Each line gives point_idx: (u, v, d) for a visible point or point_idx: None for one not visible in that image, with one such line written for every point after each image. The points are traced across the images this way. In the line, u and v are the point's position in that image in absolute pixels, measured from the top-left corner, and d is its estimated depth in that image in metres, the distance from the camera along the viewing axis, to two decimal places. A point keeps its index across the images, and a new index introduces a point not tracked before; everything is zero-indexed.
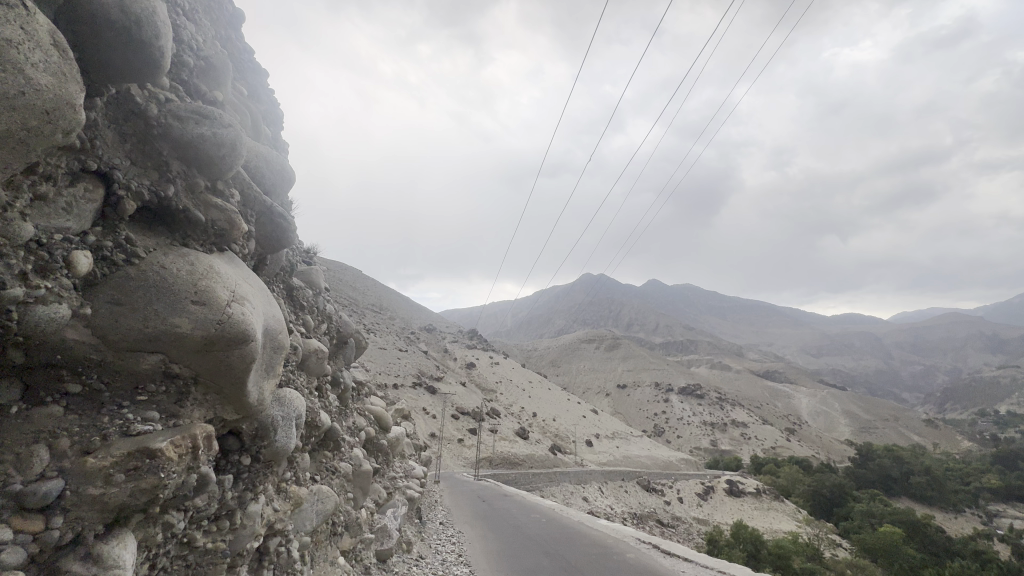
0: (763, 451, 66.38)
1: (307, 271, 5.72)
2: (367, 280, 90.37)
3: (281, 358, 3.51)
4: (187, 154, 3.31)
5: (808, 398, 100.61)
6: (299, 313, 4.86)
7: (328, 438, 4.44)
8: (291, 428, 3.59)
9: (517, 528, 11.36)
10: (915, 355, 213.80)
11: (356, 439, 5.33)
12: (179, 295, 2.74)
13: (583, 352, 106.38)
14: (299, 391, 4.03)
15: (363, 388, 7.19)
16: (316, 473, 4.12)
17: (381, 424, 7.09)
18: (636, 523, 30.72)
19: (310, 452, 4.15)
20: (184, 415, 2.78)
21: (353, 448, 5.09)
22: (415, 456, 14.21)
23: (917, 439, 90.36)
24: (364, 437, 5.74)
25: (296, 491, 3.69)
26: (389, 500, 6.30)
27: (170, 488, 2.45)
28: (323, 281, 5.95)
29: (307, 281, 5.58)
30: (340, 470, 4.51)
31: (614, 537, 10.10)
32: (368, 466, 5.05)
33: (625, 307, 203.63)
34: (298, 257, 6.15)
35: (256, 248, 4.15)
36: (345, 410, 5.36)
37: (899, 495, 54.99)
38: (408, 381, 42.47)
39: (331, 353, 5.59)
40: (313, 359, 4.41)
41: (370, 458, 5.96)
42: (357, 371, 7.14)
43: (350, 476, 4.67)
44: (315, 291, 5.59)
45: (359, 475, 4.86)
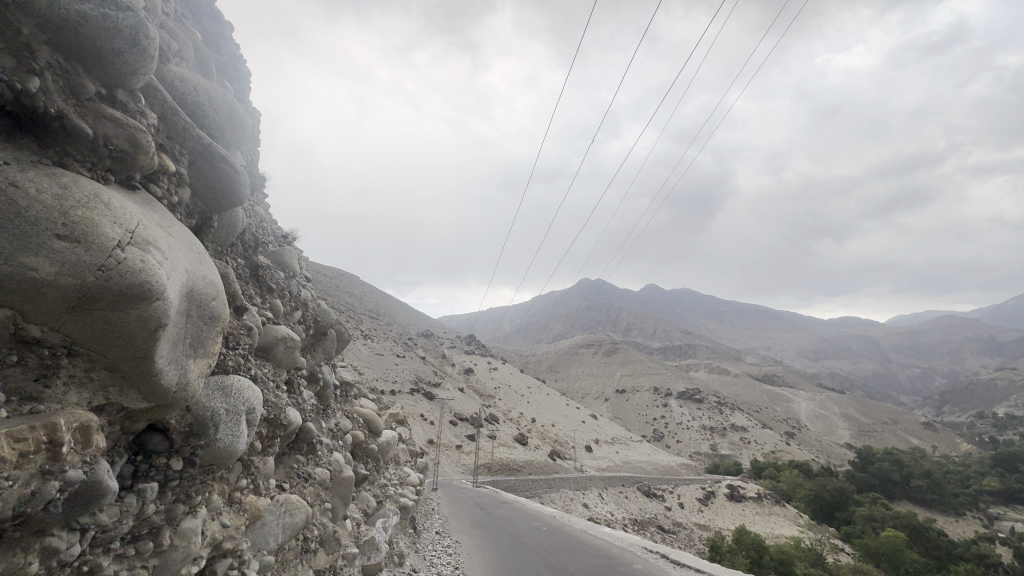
0: (763, 455, 65.78)
1: (276, 251, 5.47)
2: (363, 286, 89.66)
3: (213, 331, 3.09)
4: (60, 38, 2.75)
5: (807, 401, 100.26)
6: (265, 296, 4.58)
7: (301, 440, 4.04)
8: (239, 424, 3.14)
9: (517, 537, 10.86)
10: (913, 358, 213.93)
11: (339, 442, 4.92)
12: (39, 227, 2.26)
13: (581, 356, 105.78)
14: (257, 381, 3.61)
15: (353, 389, 6.83)
16: (284, 481, 3.69)
17: (372, 427, 6.67)
18: (637, 529, 30.13)
19: (276, 457, 3.73)
20: (49, 397, 2.28)
21: (335, 452, 4.67)
22: (411, 463, 13.69)
23: (916, 442, 89.91)
24: (351, 441, 5.34)
25: (254, 502, 3.26)
26: (379, 509, 5.85)
27: (22, 498, 1.92)
28: (296, 265, 5.67)
29: (277, 261, 5.30)
30: (314, 477, 4.08)
31: (619, 546, 9.61)
32: (351, 471, 4.60)
33: (624, 311, 203.21)
34: (270, 238, 5.83)
35: (187, 195, 3.75)
36: (327, 410, 4.99)
37: (900, 498, 54.40)
38: (405, 387, 41.84)
39: (308, 345, 5.27)
40: (281, 347, 4.07)
41: (357, 464, 5.54)
42: (346, 371, 6.79)
43: (328, 483, 4.23)
44: (289, 278, 5.32)
45: (340, 484, 4.44)
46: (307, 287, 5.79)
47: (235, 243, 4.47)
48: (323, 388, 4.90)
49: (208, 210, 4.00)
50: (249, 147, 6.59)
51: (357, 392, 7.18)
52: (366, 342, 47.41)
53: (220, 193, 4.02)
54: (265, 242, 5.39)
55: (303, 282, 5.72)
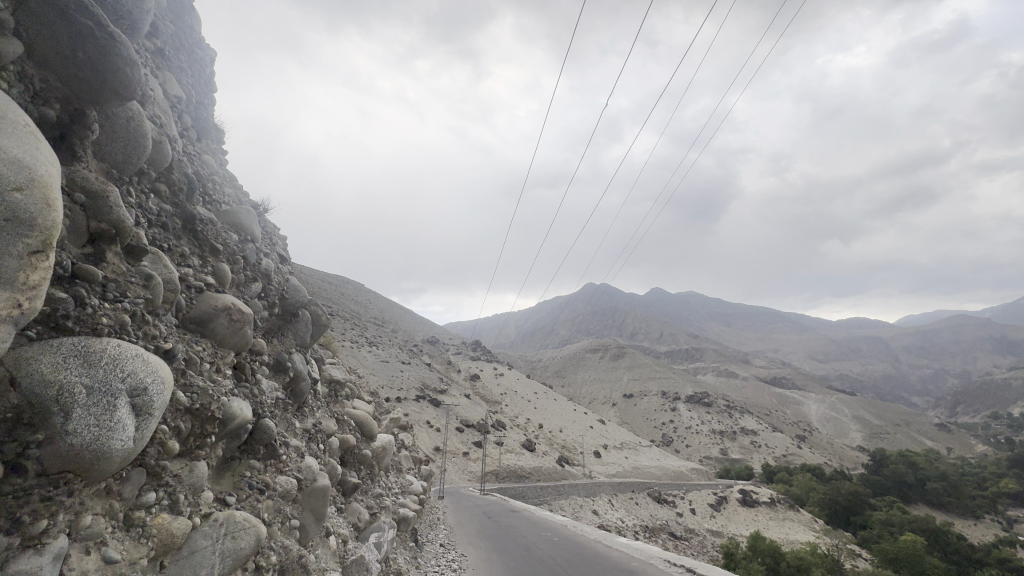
0: (774, 459, 64.55)
1: (225, 210, 4.91)
2: (368, 294, 89.16)
3: (19, 258, 2.15)
4: None
5: (818, 404, 98.66)
6: (207, 259, 4.03)
7: (253, 439, 3.42)
8: (115, 407, 2.33)
9: (527, 549, 10.13)
10: (923, 358, 210.99)
11: (314, 444, 4.28)
12: None
13: (588, 361, 104.72)
14: (175, 361, 2.94)
15: (343, 387, 6.26)
16: (228, 493, 3.00)
17: (366, 430, 6.06)
18: (648, 536, 29.16)
19: (215, 465, 3.06)
20: None
21: (306, 455, 4.01)
22: (414, 470, 13.01)
23: (930, 444, 88.27)
24: (334, 445, 4.72)
25: (165, 522, 2.51)
26: (373, 522, 5.21)
27: None
28: (256, 230, 5.12)
29: (225, 221, 4.76)
30: (275, 486, 3.41)
31: (637, 558, 8.85)
32: (324, 479, 3.94)
33: (630, 316, 201.96)
34: (226, 202, 5.26)
35: (20, 55, 2.84)
36: (302, 409, 4.45)
37: (915, 502, 53.08)
38: (411, 394, 41.17)
39: (278, 328, 4.72)
40: (223, 320, 3.53)
41: (343, 472, 4.92)
42: (334, 367, 6.25)
43: (293, 493, 3.56)
44: (244, 243, 4.76)
45: (315, 499, 3.78)
46: (271, 258, 5.28)
47: (143, 169, 3.74)
48: (293, 377, 4.35)
49: (76, 99, 3.16)
50: (187, 81, 5.91)
51: (350, 394, 6.61)
52: (371, 350, 46.91)
53: (79, 67, 3.12)
54: (212, 200, 4.79)
55: (266, 253, 5.18)
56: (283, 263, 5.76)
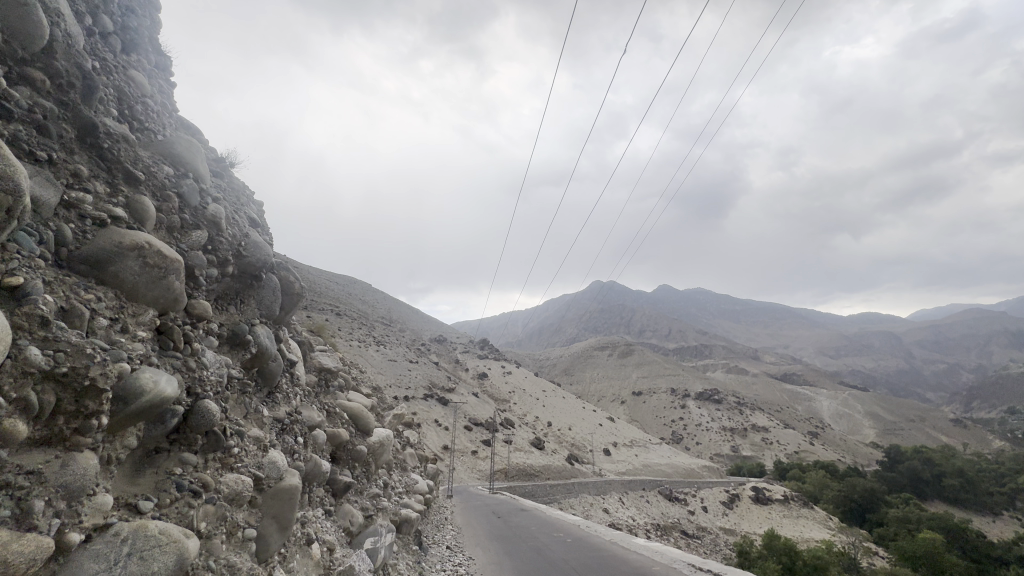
0: (787, 455, 63.57)
1: (160, 140, 4.18)
2: (375, 294, 88.79)
3: None
4: None
5: (830, 400, 97.07)
6: (118, 186, 3.31)
7: (185, 428, 2.81)
8: None
9: (539, 551, 9.59)
10: (937, 352, 207.40)
11: (283, 437, 3.70)
12: None
13: (595, 359, 103.80)
14: (44, 316, 2.24)
15: (337, 376, 5.75)
16: (143, 497, 2.39)
17: (361, 425, 5.54)
18: (660, 534, 28.55)
19: (119, 461, 2.44)
20: None
21: (272, 449, 3.44)
22: (420, 470, 12.54)
23: (945, 439, 86.68)
24: (315, 440, 4.17)
25: (22, 529, 1.82)
26: (369, 526, 4.71)
27: None
28: (201, 168, 4.42)
29: (155, 152, 4.01)
30: (219, 488, 2.80)
31: (655, 561, 8.29)
32: (293, 480, 3.36)
33: (638, 312, 200.48)
34: (160, 125, 4.49)
35: None
36: (274, 394, 3.96)
37: (932, 498, 51.98)
38: (419, 393, 40.81)
39: (238, 295, 4.13)
40: (132, 266, 2.88)
41: (332, 472, 4.40)
42: (324, 355, 5.73)
43: (245, 496, 2.96)
44: (181, 178, 4.04)
45: (286, 503, 3.20)
46: (225, 204, 4.60)
47: None
48: (259, 352, 3.88)
49: None
50: None
51: (345, 386, 6.15)
52: (379, 349, 46.53)
53: None
54: (134, 123, 4.02)
55: (218, 199, 4.50)
56: (249, 224, 5.16)
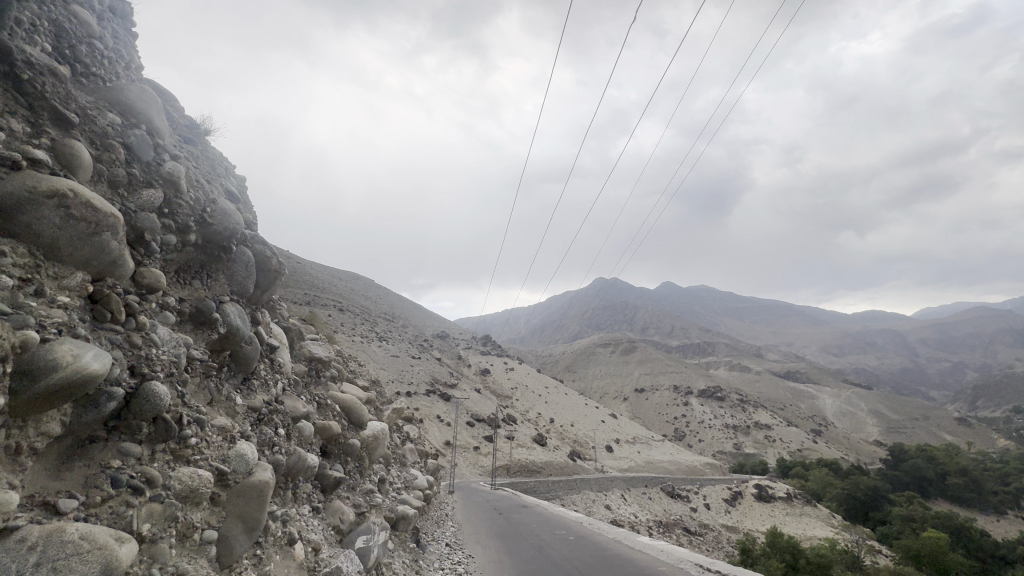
0: (789, 453, 63.24)
1: (108, 87, 3.88)
2: (377, 290, 88.68)
3: None
4: None
5: (833, 398, 96.42)
6: (43, 127, 3.00)
7: (128, 412, 2.56)
8: None
9: (541, 550, 9.35)
10: (942, 351, 205.95)
11: (257, 427, 3.46)
12: None
13: (598, 356, 103.45)
14: None
15: (328, 365, 5.52)
16: (68, 492, 2.13)
17: (354, 417, 5.30)
18: (662, 531, 28.36)
19: (38, 450, 2.16)
20: None
21: (241, 441, 3.19)
22: (420, 465, 12.34)
23: (949, 437, 86.05)
24: (299, 434, 3.93)
25: None
26: (361, 523, 4.47)
27: None
28: (151, 123, 4.11)
29: (98, 98, 3.71)
30: (169, 484, 2.55)
31: (660, 561, 8.04)
32: (264, 475, 3.12)
33: (641, 309, 199.75)
34: (108, 71, 4.13)
35: None
36: (249, 381, 3.74)
37: (936, 497, 51.57)
38: (421, 388, 40.68)
39: (203, 268, 3.86)
40: (52, 221, 2.56)
41: (320, 469, 4.18)
42: (314, 343, 5.52)
43: (204, 491, 2.71)
44: (129, 127, 3.79)
45: (256, 500, 2.96)
46: (187, 165, 4.37)
47: None
48: (228, 332, 3.65)
49: None
50: None
51: (339, 377, 5.93)
52: (381, 345, 46.43)
53: None
54: (75, 64, 3.68)
55: (177, 157, 4.26)
56: (221, 192, 4.88)
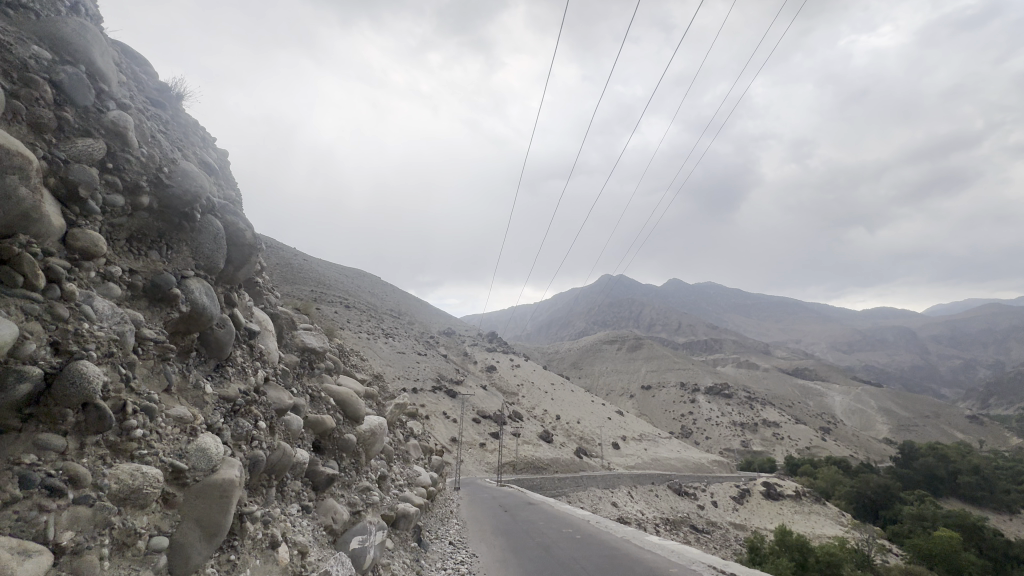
0: (798, 451, 62.54)
1: (43, 19, 3.35)
2: (384, 287, 88.71)
3: None
4: None
5: (842, 395, 95.36)
6: None
7: (52, 397, 2.23)
8: None
9: (547, 548, 9.05)
10: (953, 347, 203.16)
11: (231, 420, 3.19)
12: None
13: (604, 353, 102.98)
14: None
15: (323, 357, 5.29)
16: None
17: (350, 412, 5.05)
18: (669, 529, 28.00)
19: None
20: None
21: (207, 434, 2.91)
22: (424, 461, 12.12)
23: (961, 435, 84.79)
24: (281, 428, 3.66)
25: None
26: (357, 523, 4.24)
27: None
28: (95, 63, 3.58)
29: (26, 29, 3.17)
30: (105, 482, 2.23)
31: (671, 562, 7.73)
32: (234, 472, 2.84)
33: (648, 306, 198.50)
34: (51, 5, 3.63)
35: None
36: (222, 368, 3.48)
37: (947, 496, 50.76)
38: (427, 385, 40.54)
39: (159, 236, 3.49)
40: None
41: (310, 466, 3.93)
42: (307, 333, 5.27)
43: (155, 490, 2.41)
44: (62, 64, 3.27)
45: (222, 499, 2.67)
46: (142, 119, 3.96)
47: None
48: (192, 311, 3.34)
49: None
50: None
51: (335, 369, 5.70)
52: (387, 341, 46.30)
53: None
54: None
55: (128, 108, 3.79)
56: (185, 155, 4.46)
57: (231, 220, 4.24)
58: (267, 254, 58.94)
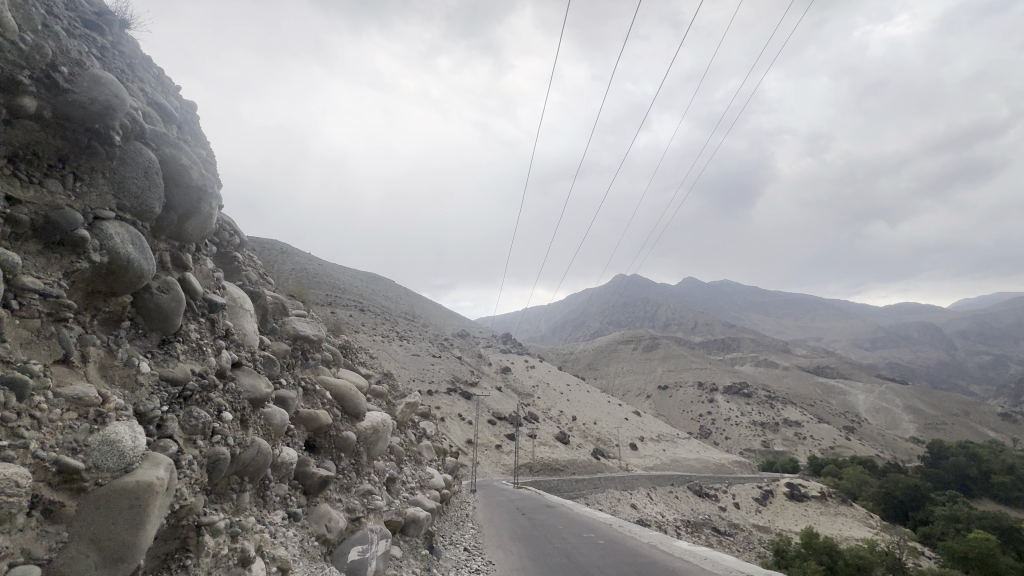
0: (821, 452, 60.73)
1: None
2: (398, 290, 88.86)
3: None
4: None
5: (866, 394, 92.64)
6: None
7: None
8: None
9: (568, 556, 8.47)
10: (981, 342, 196.45)
11: (176, 408, 2.73)
12: None
13: (619, 353, 101.60)
14: None
15: (315, 349, 4.91)
16: None
17: (349, 407, 4.64)
18: (690, 532, 27.11)
19: None
20: None
21: (123, 420, 2.39)
22: (437, 464, 11.62)
23: (991, 433, 81.74)
24: (250, 420, 3.24)
25: None
26: (356, 532, 3.79)
27: None
28: None
29: None
30: None
31: (705, 571, 7.04)
32: (160, 473, 2.34)
33: (662, 305, 195.64)
34: None
35: None
36: (169, 345, 3.04)
37: (979, 497, 48.66)
38: (442, 387, 40.14)
39: (27, 153, 2.72)
40: None
41: (295, 472, 3.50)
42: (296, 322, 4.87)
43: (19, 498, 1.83)
44: None
45: (136, 509, 2.16)
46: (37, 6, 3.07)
47: None
48: (111, 263, 2.79)
49: None
50: None
51: (333, 362, 5.35)
52: (402, 344, 46.07)
53: None
54: None
55: None
56: (113, 73, 3.71)
57: (170, 151, 3.61)
58: (282, 259, 59.39)
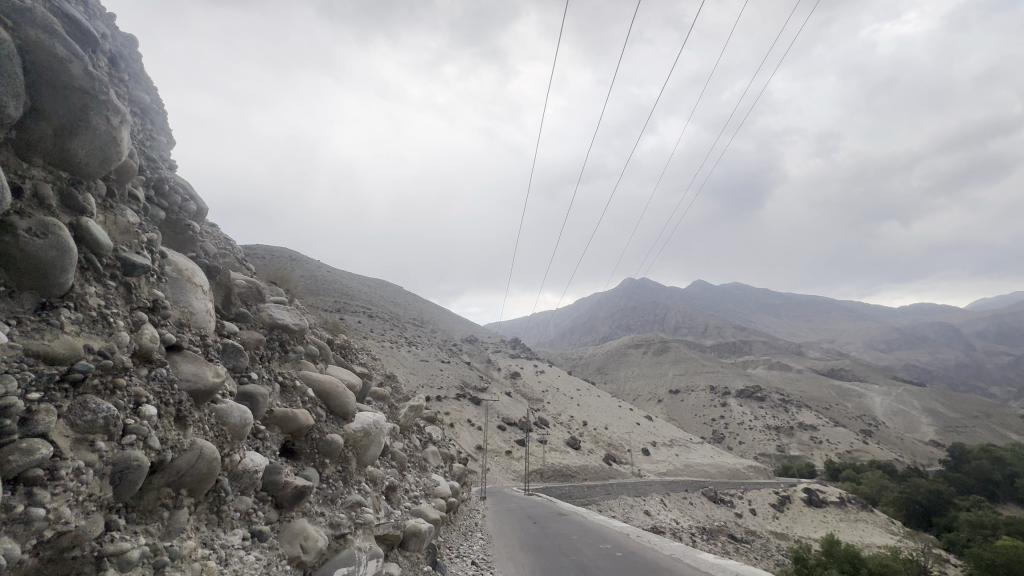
0: (838, 456, 59.14)
1: None
2: (406, 296, 88.58)
3: None
4: None
5: (883, 396, 90.48)
6: None
7: None
8: None
9: (584, 569, 7.83)
10: (1000, 342, 192.01)
11: (58, 391, 2.14)
12: None
13: (630, 357, 100.28)
14: None
15: (294, 336, 4.54)
16: None
17: (336, 406, 4.21)
18: (706, 539, 26.18)
19: None
20: None
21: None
22: (444, 470, 11.04)
23: (1014, 436, 79.38)
24: (184, 416, 2.73)
25: None
26: (344, 551, 3.29)
27: None
28: None
29: None
30: None
31: None
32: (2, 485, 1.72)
33: (672, 308, 193.42)
34: None
35: None
36: (53, 310, 2.41)
37: (1005, 501, 46.92)
38: (451, 393, 39.57)
39: None
40: None
41: (261, 482, 3.05)
42: (274, 310, 4.54)
43: None
44: None
45: None
46: None
47: None
48: None
49: None
50: None
51: (320, 357, 4.95)
52: (410, 349, 45.60)
53: None
54: None
55: None
56: None
57: (36, 34, 2.82)
58: (290, 266, 59.31)
